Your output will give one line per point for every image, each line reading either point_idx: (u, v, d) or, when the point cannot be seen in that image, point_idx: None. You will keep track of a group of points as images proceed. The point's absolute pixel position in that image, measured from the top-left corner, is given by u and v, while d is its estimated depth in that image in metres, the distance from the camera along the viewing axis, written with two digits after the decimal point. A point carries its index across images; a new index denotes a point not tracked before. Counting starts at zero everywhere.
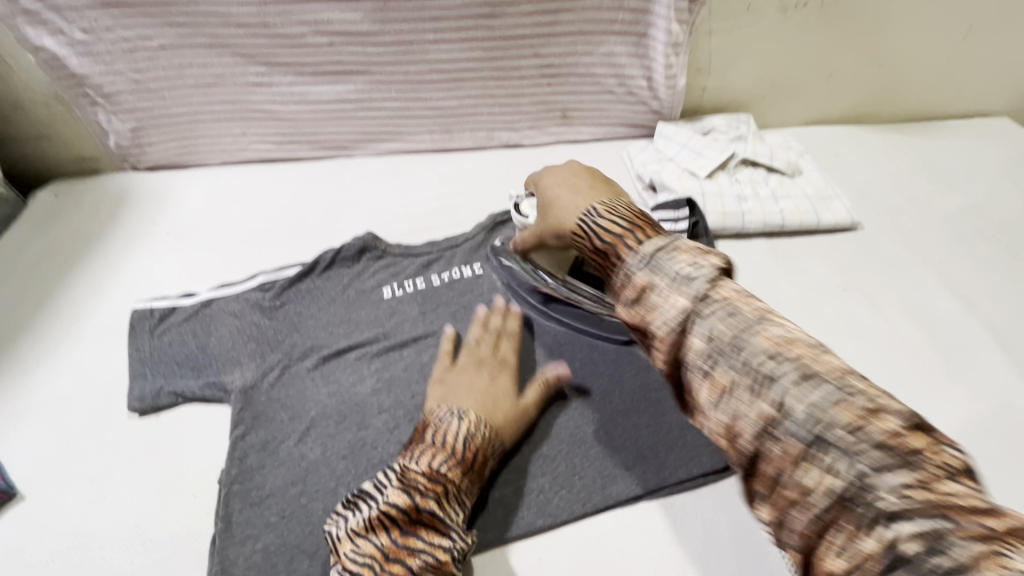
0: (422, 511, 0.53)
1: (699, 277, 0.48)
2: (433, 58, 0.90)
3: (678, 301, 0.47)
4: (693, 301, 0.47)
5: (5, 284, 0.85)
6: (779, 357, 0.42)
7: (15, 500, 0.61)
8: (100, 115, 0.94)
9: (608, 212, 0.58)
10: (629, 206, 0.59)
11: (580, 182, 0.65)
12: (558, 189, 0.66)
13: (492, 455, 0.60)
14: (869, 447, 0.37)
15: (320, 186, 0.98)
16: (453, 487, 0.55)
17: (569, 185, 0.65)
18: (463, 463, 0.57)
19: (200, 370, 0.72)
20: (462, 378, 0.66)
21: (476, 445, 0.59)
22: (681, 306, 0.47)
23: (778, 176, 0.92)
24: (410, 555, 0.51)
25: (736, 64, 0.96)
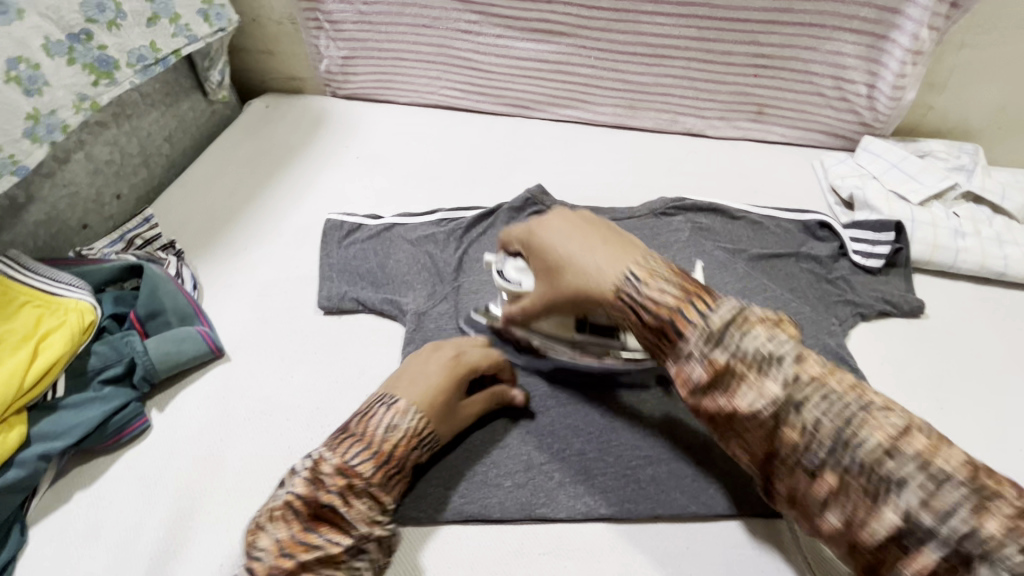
0: (324, 505, 0.50)
1: (783, 355, 0.45)
2: (645, 30, 0.88)
3: (767, 388, 0.45)
4: (783, 388, 0.44)
5: (222, 176, 0.95)
6: (805, 376, 0.44)
7: (220, 362, 0.69)
8: (322, 40, 1.03)
9: (651, 281, 0.50)
10: (667, 264, 0.52)
11: (590, 238, 0.54)
12: (570, 251, 0.54)
13: (416, 453, 0.56)
14: (916, 470, 0.40)
15: (496, 140, 1.01)
16: (362, 483, 0.51)
17: (575, 242, 0.54)
18: (378, 458, 0.53)
19: (378, 286, 0.77)
20: (411, 367, 0.61)
21: (396, 442, 0.54)
22: (769, 394, 0.44)
23: (1005, 219, 0.81)
24: (306, 549, 0.48)
25: (979, 83, 0.86)
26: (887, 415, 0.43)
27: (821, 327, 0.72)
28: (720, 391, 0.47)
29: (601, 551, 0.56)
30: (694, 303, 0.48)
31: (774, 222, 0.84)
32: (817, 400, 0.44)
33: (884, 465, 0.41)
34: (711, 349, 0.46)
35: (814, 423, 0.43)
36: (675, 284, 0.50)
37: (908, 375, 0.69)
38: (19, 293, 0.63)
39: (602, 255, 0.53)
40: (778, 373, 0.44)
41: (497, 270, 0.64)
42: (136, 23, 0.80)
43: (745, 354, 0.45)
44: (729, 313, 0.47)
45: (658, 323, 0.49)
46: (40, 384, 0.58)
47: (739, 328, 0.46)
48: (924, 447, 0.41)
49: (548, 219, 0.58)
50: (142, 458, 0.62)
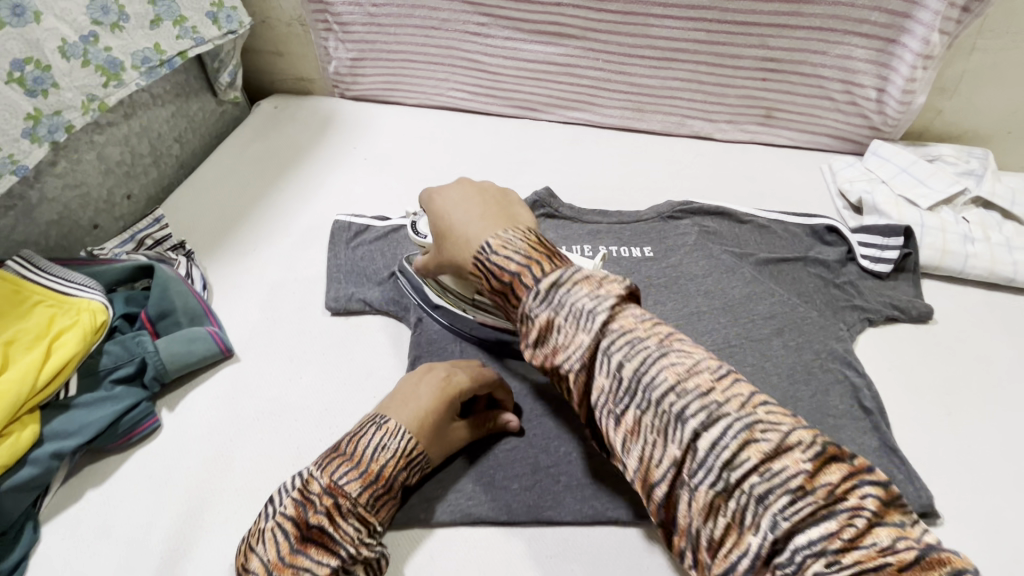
0: (312, 527, 0.49)
1: (597, 311, 0.45)
2: (653, 33, 0.88)
3: (578, 338, 0.46)
4: (591, 339, 0.45)
5: (232, 176, 0.96)
6: (614, 330, 0.45)
7: (230, 361, 0.70)
8: (331, 41, 1.03)
9: (502, 248, 0.51)
10: (525, 233, 0.53)
11: (473, 207, 0.57)
12: (453, 216, 0.57)
13: (406, 474, 0.54)
14: (696, 408, 0.41)
15: (503, 142, 1.01)
16: (349, 504, 0.50)
17: (460, 209, 0.57)
18: (366, 478, 0.52)
19: (386, 287, 0.78)
20: (403, 385, 0.60)
21: (383, 463, 0.53)
22: (579, 343, 0.45)
23: (1015, 224, 0.81)
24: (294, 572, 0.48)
25: (990, 88, 0.85)
26: (684, 358, 0.43)
27: (829, 332, 0.72)
28: (545, 345, 0.47)
29: (607, 553, 0.56)
30: (534, 265, 0.49)
31: (782, 226, 0.84)
32: (625, 351, 0.44)
33: (671, 404, 0.42)
34: (540, 306, 0.47)
35: (618, 367, 0.44)
36: (523, 251, 0.51)
37: (916, 381, 0.69)
38: (32, 293, 0.64)
39: (474, 223, 0.55)
40: (587, 326, 0.45)
41: (412, 225, 0.69)
42: (139, 25, 0.81)
43: (563, 310, 0.47)
44: (555, 277, 0.48)
45: (502, 286, 0.51)
46: (53, 384, 0.59)
47: (563, 287, 0.47)
48: (705, 385, 0.41)
49: (450, 187, 0.61)
50: (153, 458, 0.62)
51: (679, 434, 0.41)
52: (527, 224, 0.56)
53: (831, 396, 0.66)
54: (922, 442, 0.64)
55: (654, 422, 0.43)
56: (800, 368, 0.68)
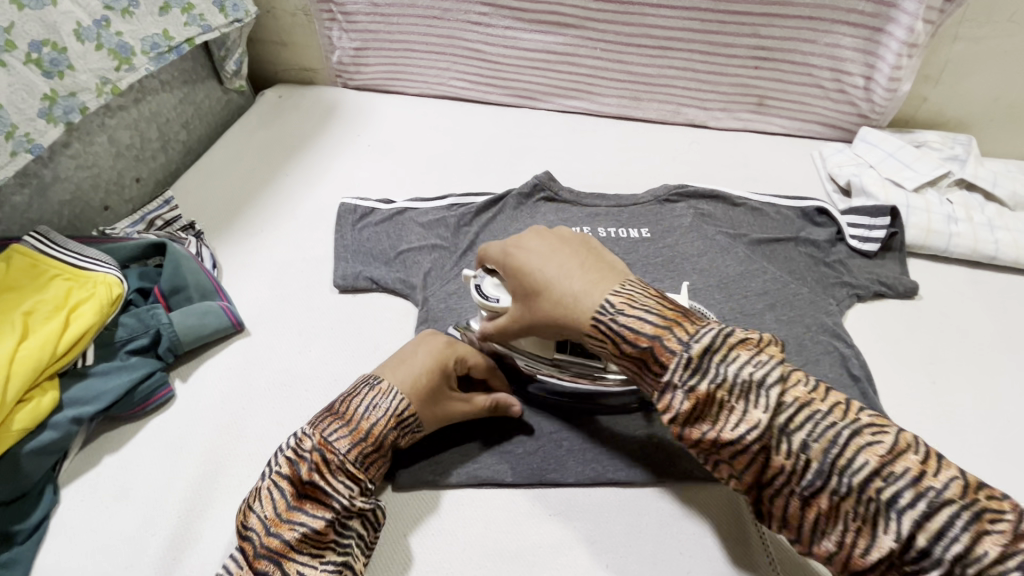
0: (305, 483, 0.52)
1: (762, 377, 0.45)
2: (649, 22, 0.91)
3: (752, 416, 0.45)
4: (767, 415, 0.45)
5: (239, 161, 0.98)
6: (788, 402, 0.45)
7: (241, 335, 0.72)
8: (335, 31, 1.05)
9: (628, 306, 0.51)
10: (643, 287, 0.53)
11: (569, 263, 0.56)
12: (549, 272, 0.55)
13: (397, 436, 0.56)
14: (909, 492, 0.41)
15: (503, 129, 1.04)
16: (339, 460, 0.53)
17: (554, 263, 0.56)
18: (356, 435, 0.54)
19: (391, 266, 0.80)
20: (403, 353, 0.62)
21: (376, 425, 0.55)
22: (755, 421, 0.45)
23: (997, 206, 0.84)
24: (290, 527, 0.50)
25: (972, 76, 0.89)
26: (873, 435, 0.44)
27: (819, 306, 0.74)
28: (707, 418, 0.47)
29: (608, 512, 0.59)
30: (673, 327, 0.49)
31: (774, 208, 0.87)
32: (796, 419, 0.45)
33: (880, 492, 0.42)
34: (695, 377, 0.46)
35: (803, 447, 0.44)
36: (655, 309, 0.50)
37: (902, 353, 0.72)
38: (50, 266, 0.66)
39: (578, 277, 0.54)
40: (760, 401, 0.45)
41: (475, 286, 0.61)
42: (148, 11, 0.82)
43: (725, 379, 0.46)
44: (708, 340, 0.47)
45: (640, 351, 0.49)
46: (71, 352, 0.61)
47: (719, 356, 0.46)
48: (915, 466, 0.42)
49: (526, 238, 0.60)
50: (168, 425, 0.64)
51: (893, 525, 0.41)
52: (623, 270, 0.57)
53: (820, 366, 0.69)
54: (907, 409, 0.67)
55: (855, 507, 0.43)
56: (792, 340, 0.71)
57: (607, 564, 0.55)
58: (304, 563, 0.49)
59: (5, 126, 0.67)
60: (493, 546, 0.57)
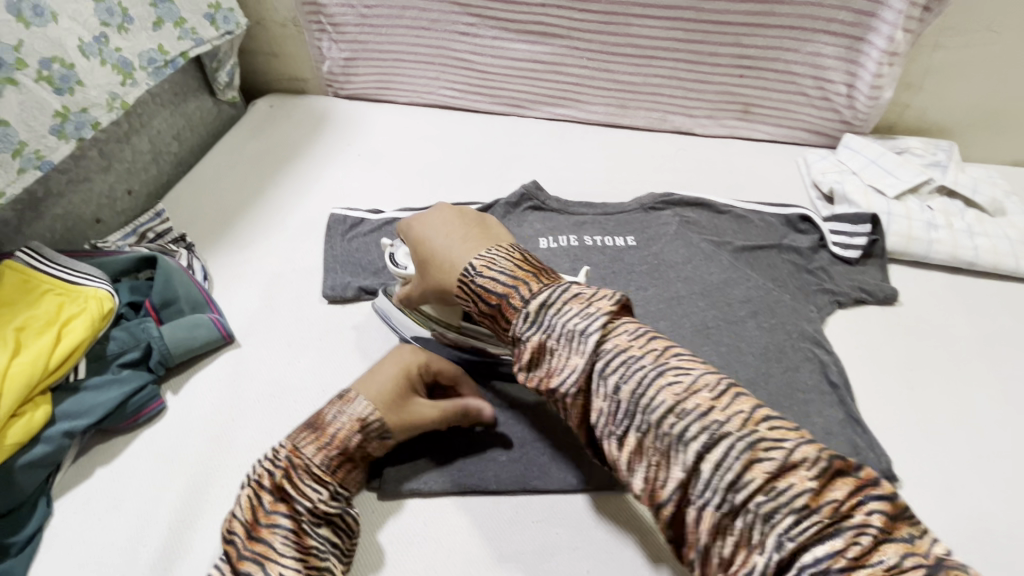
0: (279, 487, 0.53)
1: (591, 330, 0.47)
2: (634, 31, 0.92)
3: (574, 361, 0.47)
4: (587, 360, 0.47)
5: (231, 172, 0.99)
6: (609, 347, 0.47)
7: (232, 347, 0.73)
8: (324, 41, 1.06)
9: (489, 268, 0.54)
10: (510, 253, 0.55)
11: (453, 230, 0.59)
12: (433, 241, 0.59)
13: (365, 441, 0.58)
14: (698, 428, 0.42)
15: (492, 138, 1.05)
16: (308, 464, 0.55)
17: (440, 232, 0.59)
18: (324, 440, 0.56)
19: (379, 276, 0.81)
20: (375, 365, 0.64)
21: (340, 429, 0.57)
22: (577, 367, 0.47)
23: (977, 211, 0.85)
24: (269, 531, 0.51)
25: (953, 84, 0.90)
26: (678, 375, 0.45)
27: (800, 313, 0.76)
28: (540, 368, 0.49)
29: (589, 518, 0.60)
30: (521, 285, 0.52)
31: (758, 215, 0.88)
32: (619, 369, 0.46)
33: (668, 426, 0.43)
34: (529, 329, 0.49)
35: (616, 389, 0.46)
36: (510, 270, 0.53)
37: (882, 359, 0.73)
38: (42, 282, 0.67)
39: (455, 245, 0.57)
40: (582, 347, 0.47)
41: (389, 254, 0.70)
42: (143, 26, 0.83)
43: (557, 330, 0.48)
44: (545, 296, 0.50)
45: (491, 308, 0.53)
46: (63, 367, 0.62)
47: (554, 308, 0.49)
48: (706, 403, 0.43)
49: (428, 212, 0.62)
50: (159, 437, 0.65)
51: (681, 457, 0.42)
52: (506, 240, 0.59)
53: (799, 372, 0.70)
54: (885, 414, 0.68)
55: (657, 443, 0.44)
56: (773, 347, 0.72)
57: (588, 570, 0.57)
58: (285, 566, 0.49)
59: (14, 144, 0.68)
60: (476, 553, 0.58)
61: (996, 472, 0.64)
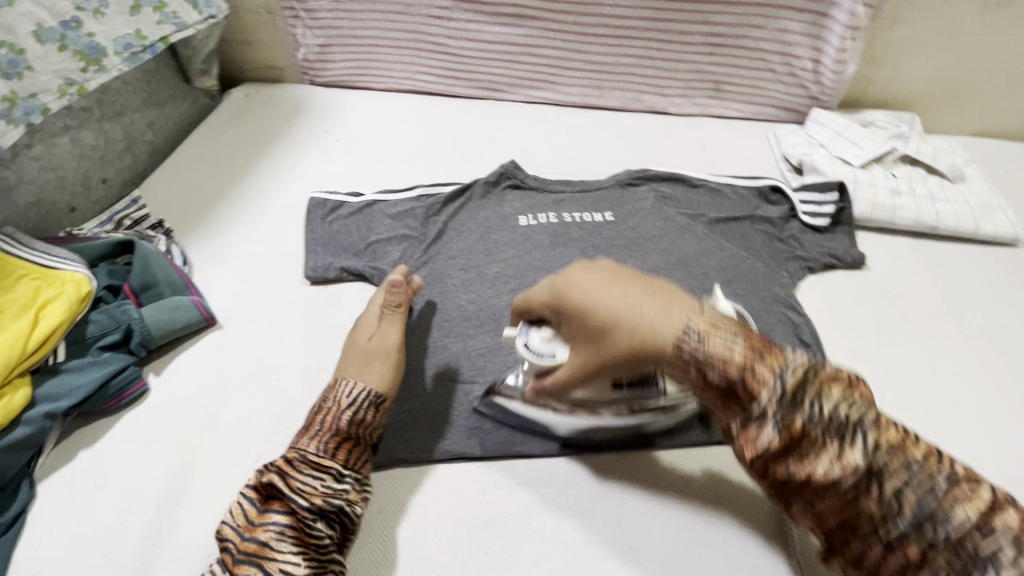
0: (269, 486, 0.55)
1: (857, 416, 0.42)
2: (606, 12, 0.94)
3: (849, 457, 0.42)
4: (863, 455, 0.42)
5: (208, 160, 0.98)
6: (881, 445, 0.42)
7: (213, 329, 0.73)
8: (299, 28, 1.06)
9: (714, 335, 0.44)
10: (726, 317, 0.46)
11: (633, 285, 0.47)
12: (616, 302, 0.46)
13: (360, 417, 0.59)
14: (892, 464, 0.42)
15: (470, 121, 1.06)
16: (299, 457, 0.56)
17: (626, 292, 0.46)
18: (315, 432, 0.57)
19: (361, 256, 0.82)
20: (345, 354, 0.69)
21: (327, 413, 0.59)
22: (852, 462, 0.42)
23: (938, 178, 0.89)
24: (262, 529, 0.52)
25: (914, 58, 0.93)
26: (918, 455, 0.42)
27: (772, 279, 0.78)
28: (794, 456, 0.43)
29: (575, 479, 0.62)
30: (764, 363, 0.43)
31: (731, 188, 0.90)
32: (828, 417, 0.42)
33: (910, 498, 0.41)
34: (789, 413, 0.42)
35: (897, 494, 0.41)
36: (740, 340, 0.44)
37: (851, 319, 0.76)
38: (17, 267, 0.67)
39: (654, 307, 0.45)
40: (860, 446, 0.42)
41: (523, 345, 0.57)
42: (119, 11, 0.82)
43: (817, 415, 0.42)
44: (799, 377, 0.43)
45: (737, 392, 0.43)
46: (41, 350, 0.62)
47: (815, 390, 0.43)
48: (966, 499, 0.40)
49: (577, 270, 0.50)
50: (142, 419, 0.65)
51: (890, 507, 0.41)
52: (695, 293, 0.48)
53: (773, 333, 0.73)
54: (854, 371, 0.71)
55: (875, 508, 0.42)
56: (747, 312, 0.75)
57: (574, 526, 0.59)
58: (285, 561, 0.50)
59: None
60: (463, 516, 0.59)
61: (963, 419, 0.67)
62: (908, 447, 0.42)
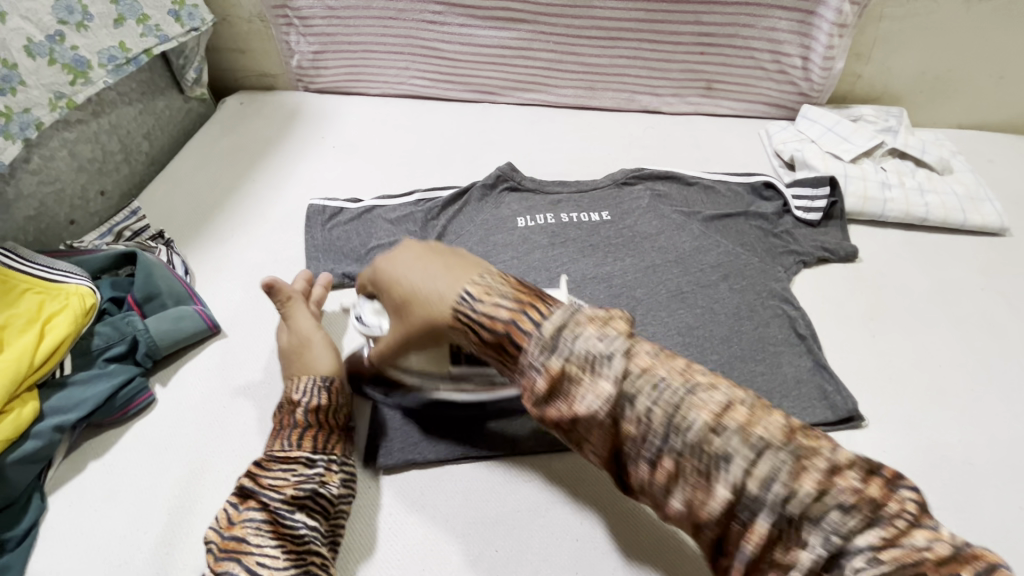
0: (244, 488, 0.56)
1: (615, 351, 0.43)
2: (597, 14, 0.95)
3: (600, 387, 0.42)
4: (614, 386, 0.42)
5: (205, 169, 0.99)
6: (774, 467, 0.39)
7: (218, 338, 0.74)
8: (292, 36, 1.06)
9: (487, 295, 0.47)
10: (500, 276, 0.49)
11: (429, 258, 0.52)
12: (410, 271, 0.52)
13: (317, 404, 0.60)
14: (812, 502, 0.39)
15: (465, 124, 1.06)
16: (270, 454, 0.58)
17: (420, 263, 0.52)
18: (283, 429, 0.60)
19: (362, 262, 0.82)
20: None
21: (288, 413, 0.61)
22: (603, 394, 0.42)
23: (927, 171, 0.91)
24: (240, 526, 0.53)
25: (900, 54, 0.95)
26: (711, 392, 0.42)
27: (768, 274, 0.79)
28: (560, 399, 0.44)
29: (582, 475, 0.63)
30: (528, 308, 0.46)
31: (725, 184, 0.91)
32: (729, 441, 0.40)
33: (714, 445, 0.41)
34: (545, 355, 0.44)
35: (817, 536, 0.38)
36: (510, 295, 0.47)
37: (847, 310, 0.78)
38: (19, 281, 0.67)
39: (436, 273, 0.50)
40: (609, 371, 0.42)
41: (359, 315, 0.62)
42: (103, 24, 0.83)
43: (579, 357, 0.43)
44: (563, 318, 0.45)
45: (495, 340, 0.46)
46: (48, 363, 0.62)
47: (573, 332, 0.44)
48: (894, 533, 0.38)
49: (395, 247, 0.55)
50: (151, 428, 0.66)
51: (724, 473, 0.40)
52: (485, 260, 0.53)
53: (769, 327, 0.74)
54: (850, 361, 0.73)
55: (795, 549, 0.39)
56: (744, 307, 0.76)
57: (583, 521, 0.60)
58: (263, 553, 0.51)
59: None
60: (473, 512, 0.61)
61: (956, 405, 0.69)
62: (835, 479, 0.39)
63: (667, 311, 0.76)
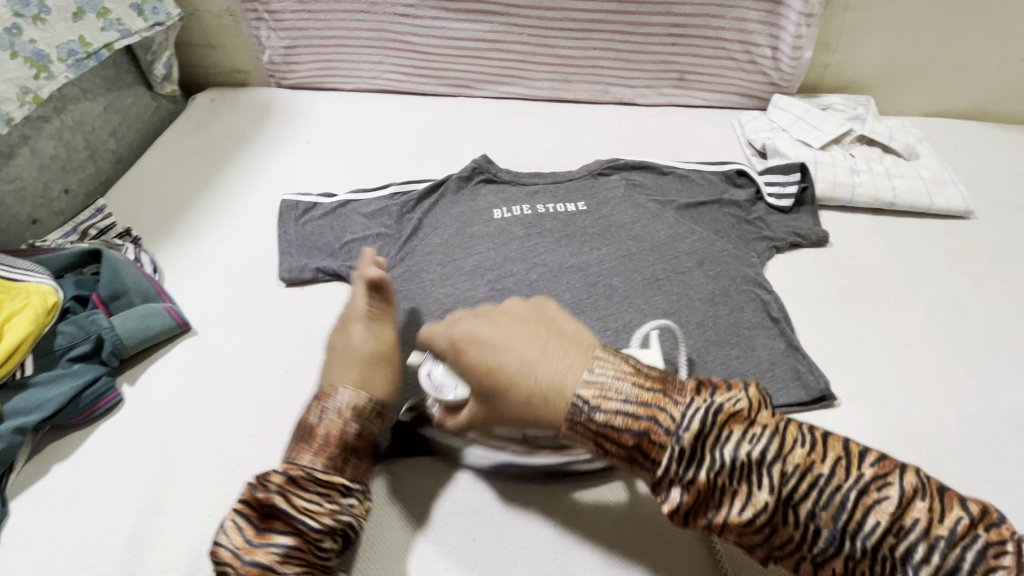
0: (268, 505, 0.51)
1: (756, 450, 0.42)
2: (570, 5, 0.95)
3: (756, 497, 0.42)
4: (767, 493, 0.42)
5: (174, 166, 0.97)
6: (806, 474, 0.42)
7: (188, 335, 0.72)
8: (262, 31, 1.05)
9: (607, 403, 0.46)
10: (614, 369, 0.47)
11: (530, 343, 0.50)
12: (510, 358, 0.50)
13: (365, 428, 0.57)
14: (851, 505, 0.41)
15: (441, 118, 1.06)
16: (302, 471, 0.53)
17: (518, 347, 0.50)
18: (323, 446, 0.54)
19: (337, 256, 0.81)
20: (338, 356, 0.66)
21: (330, 426, 0.56)
22: (759, 501, 0.42)
23: (893, 156, 0.93)
24: (264, 550, 0.48)
25: (865, 43, 0.97)
26: (819, 457, 0.43)
27: (742, 259, 0.80)
28: (702, 507, 0.44)
29: None
30: (655, 411, 0.45)
31: (698, 173, 0.92)
32: (773, 460, 0.42)
33: (890, 549, 0.40)
34: (686, 466, 0.43)
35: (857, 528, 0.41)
36: (632, 396, 0.46)
37: (818, 293, 0.79)
38: None
39: (540, 362, 0.49)
40: (760, 478, 0.42)
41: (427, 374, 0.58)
42: (61, 17, 0.80)
43: (720, 463, 0.42)
44: (699, 420, 0.43)
45: (629, 447, 0.45)
46: (7, 364, 0.60)
47: (711, 438, 0.43)
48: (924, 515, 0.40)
49: (474, 325, 0.53)
50: (118, 428, 0.64)
51: (765, 480, 0.42)
52: (589, 339, 0.51)
53: (744, 312, 0.75)
54: (823, 342, 0.74)
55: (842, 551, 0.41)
56: (719, 292, 0.77)
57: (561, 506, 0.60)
58: None
59: None
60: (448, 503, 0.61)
61: (926, 382, 0.71)
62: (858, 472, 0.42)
63: (642, 298, 0.76)
